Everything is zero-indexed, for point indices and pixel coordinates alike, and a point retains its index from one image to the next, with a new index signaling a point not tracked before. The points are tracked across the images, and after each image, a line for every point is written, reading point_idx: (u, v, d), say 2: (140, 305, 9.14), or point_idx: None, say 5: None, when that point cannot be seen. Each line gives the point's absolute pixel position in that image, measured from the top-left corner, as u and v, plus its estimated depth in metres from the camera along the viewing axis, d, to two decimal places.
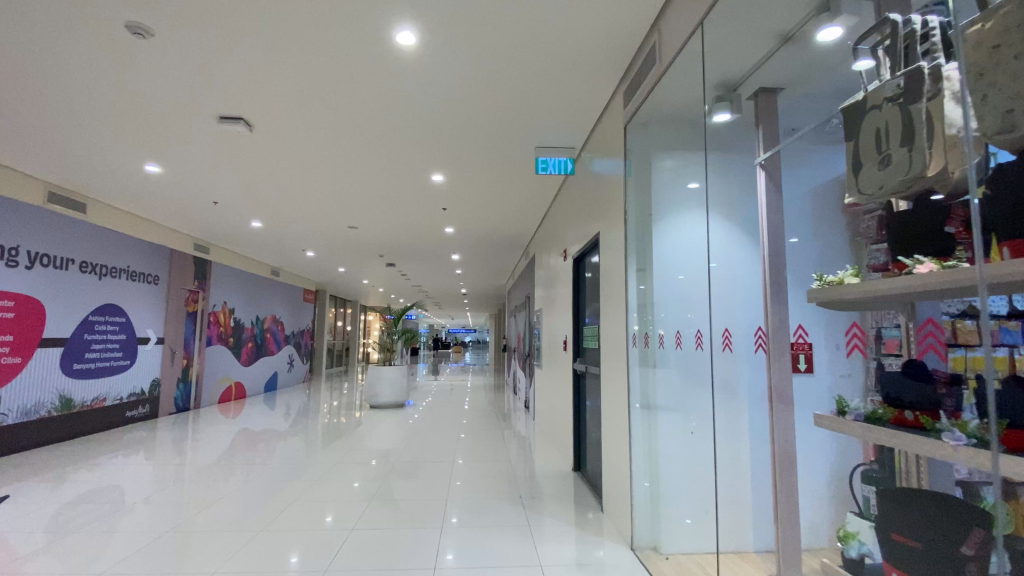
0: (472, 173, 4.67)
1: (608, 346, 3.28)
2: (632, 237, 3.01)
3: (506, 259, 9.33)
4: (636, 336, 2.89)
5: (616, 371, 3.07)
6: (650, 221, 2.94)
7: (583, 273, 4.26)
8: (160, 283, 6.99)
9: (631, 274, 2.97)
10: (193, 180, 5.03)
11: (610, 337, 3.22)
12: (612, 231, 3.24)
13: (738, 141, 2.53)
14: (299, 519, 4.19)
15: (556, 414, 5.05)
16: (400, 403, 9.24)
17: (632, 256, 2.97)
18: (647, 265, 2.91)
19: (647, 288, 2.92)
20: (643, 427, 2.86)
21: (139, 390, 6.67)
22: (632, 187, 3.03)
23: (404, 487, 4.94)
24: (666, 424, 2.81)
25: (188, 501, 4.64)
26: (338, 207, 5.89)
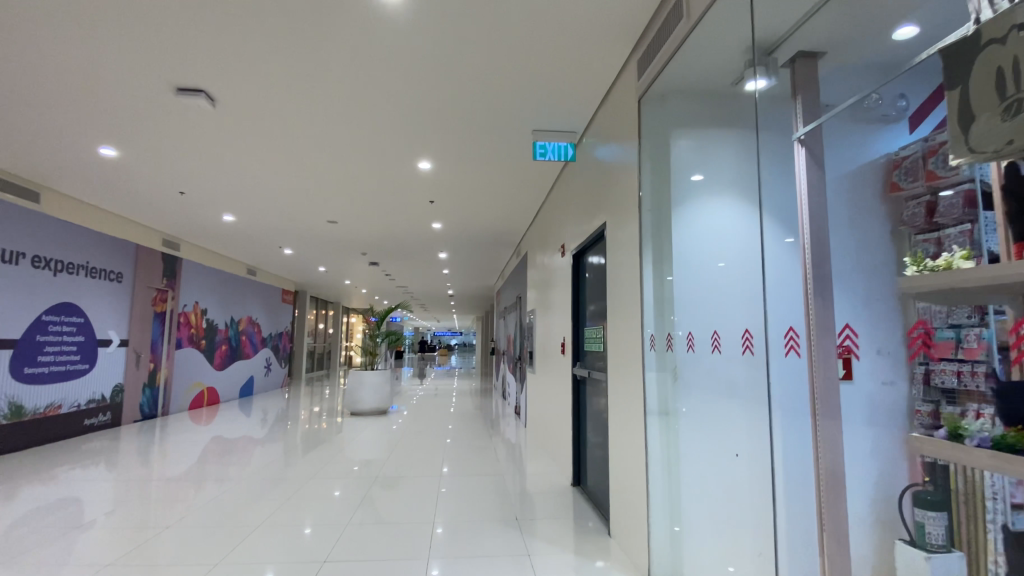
0: (462, 161, 4.32)
1: (614, 349, 2.91)
2: (647, 220, 2.47)
3: (494, 258, 8.98)
4: (651, 338, 2.40)
5: (623, 377, 2.71)
6: (665, 204, 2.52)
7: (581, 271, 3.95)
8: (124, 280, 6.49)
9: (646, 263, 2.42)
10: (156, 166, 4.60)
11: (617, 339, 2.84)
12: (619, 220, 2.89)
13: (773, 115, 2.24)
14: (277, 531, 3.83)
15: (551, 421, 4.70)
16: (384, 409, 8.81)
17: (647, 242, 2.43)
18: (664, 254, 2.46)
19: (663, 282, 2.47)
20: (660, 441, 2.40)
21: (99, 396, 6.14)
22: (647, 159, 2.51)
23: (388, 497, 4.57)
24: (687, 435, 2.45)
25: (154, 514, 4.23)
26: (317, 199, 5.50)
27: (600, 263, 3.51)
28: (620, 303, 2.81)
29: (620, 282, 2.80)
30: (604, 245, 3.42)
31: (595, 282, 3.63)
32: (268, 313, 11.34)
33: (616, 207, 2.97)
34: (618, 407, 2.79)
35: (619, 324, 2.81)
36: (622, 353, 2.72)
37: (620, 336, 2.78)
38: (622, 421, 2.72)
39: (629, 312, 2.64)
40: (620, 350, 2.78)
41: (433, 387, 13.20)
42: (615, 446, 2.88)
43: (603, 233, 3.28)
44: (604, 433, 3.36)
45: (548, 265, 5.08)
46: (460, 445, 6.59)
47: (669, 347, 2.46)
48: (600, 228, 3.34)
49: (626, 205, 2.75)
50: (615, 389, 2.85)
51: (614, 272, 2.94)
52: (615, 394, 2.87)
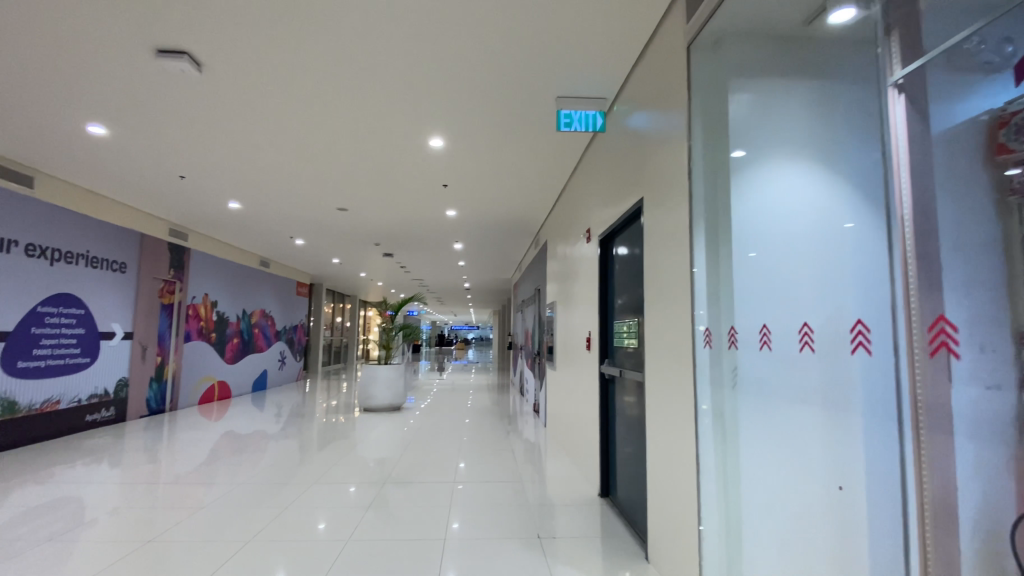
0: (478, 137, 3.93)
1: (653, 346, 2.49)
2: (696, 197, 2.05)
3: (512, 249, 8.61)
4: (705, 335, 2.00)
5: (665, 379, 2.30)
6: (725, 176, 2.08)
7: (610, 258, 3.55)
8: (128, 271, 6.25)
9: (698, 247, 2.01)
10: (152, 147, 4.31)
11: (659, 334, 2.41)
12: (661, 195, 2.48)
13: (850, 56, 1.86)
14: (289, 527, 3.58)
15: (574, 421, 4.33)
16: (398, 405, 8.50)
17: (699, 222, 2.02)
18: (720, 239, 2.05)
19: (719, 270, 2.05)
20: (717, 459, 2.00)
21: (101, 390, 5.91)
22: (697, 124, 2.10)
23: (402, 495, 4.27)
24: (751, 450, 2.04)
25: (160, 512, 4.00)
26: (326, 183, 5.16)
27: (635, 245, 3.05)
28: (663, 290, 2.37)
29: (664, 267, 2.37)
30: (641, 225, 2.96)
31: (626, 270, 3.23)
32: (282, 305, 11.10)
33: (658, 180, 2.53)
34: (660, 414, 2.37)
35: (661, 317, 2.38)
36: (667, 351, 2.29)
37: (663, 332, 2.36)
38: (666, 433, 2.29)
39: (676, 302, 2.19)
40: (663, 347, 2.35)
41: (450, 382, 12.92)
42: (655, 460, 2.46)
43: (642, 209, 2.81)
44: (641, 440, 2.93)
45: (571, 254, 4.68)
46: (476, 443, 6.27)
47: (731, 346, 2.05)
48: (637, 204, 2.88)
49: (671, 178, 2.32)
50: (656, 393, 2.44)
51: (654, 256, 2.52)
52: (655, 399, 2.45)
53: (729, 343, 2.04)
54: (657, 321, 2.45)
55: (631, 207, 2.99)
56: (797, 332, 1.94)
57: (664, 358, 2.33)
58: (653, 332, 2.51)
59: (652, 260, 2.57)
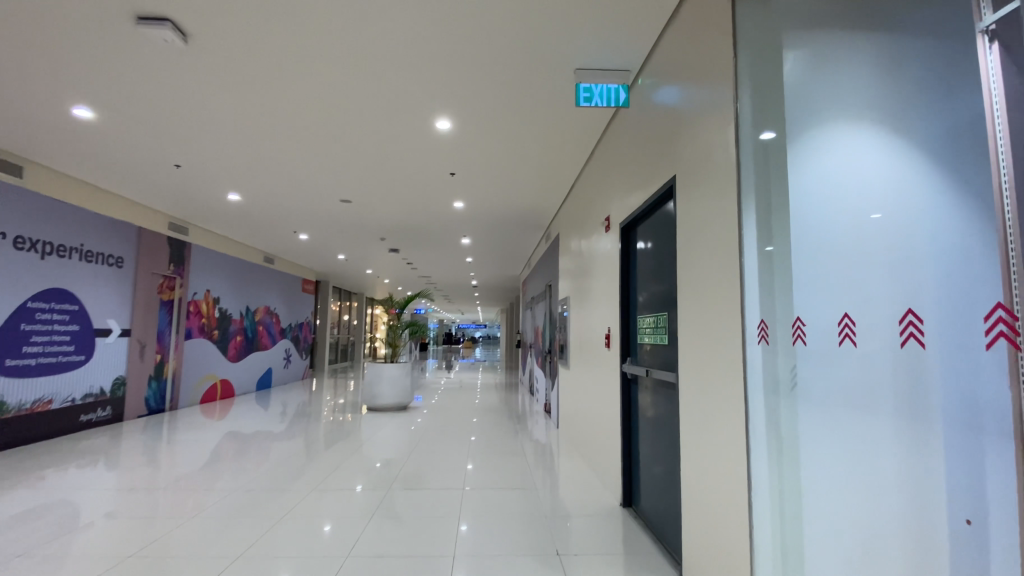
0: (488, 117, 3.67)
1: (688, 342, 2.21)
2: (748, 186, 1.73)
3: (522, 244, 8.34)
4: (760, 330, 1.69)
5: (705, 381, 2.02)
6: (780, 158, 1.74)
7: (630, 248, 3.25)
8: (125, 266, 6.04)
9: (751, 239, 1.71)
10: (144, 131, 4.09)
11: (696, 328, 2.13)
12: (697, 173, 2.20)
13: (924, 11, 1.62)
14: (293, 531, 3.38)
15: (591, 422, 4.08)
16: (405, 405, 8.25)
17: (750, 210, 1.72)
18: (774, 227, 1.72)
19: (774, 264, 1.71)
20: (771, 473, 1.66)
21: (97, 390, 5.69)
22: (745, 94, 1.78)
23: (410, 497, 4.05)
24: (814, 468, 1.66)
25: (158, 514, 3.80)
26: (328, 172, 4.92)
27: (664, 230, 2.75)
28: (702, 278, 2.09)
29: (703, 251, 2.09)
30: (671, 207, 2.65)
31: (649, 260, 2.96)
32: (287, 302, 10.91)
33: (694, 155, 2.25)
34: (698, 420, 2.08)
35: (699, 309, 2.10)
36: (708, 347, 2.00)
37: (701, 325, 2.08)
38: (706, 442, 2.00)
39: (721, 291, 1.91)
40: (701, 343, 2.07)
41: (458, 381, 12.72)
42: (690, 471, 2.18)
43: (674, 188, 2.50)
44: (669, 447, 2.63)
45: (587, 245, 4.41)
46: (486, 444, 6.03)
47: (797, 342, 1.69)
48: (669, 183, 2.58)
49: (711, 151, 2.03)
50: (692, 395, 2.15)
51: (690, 240, 2.24)
52: (690, 402, 2.16)
53: (795, 338, 1.68)
54: (692, 312, 2.18)
55: (660, 187, 2.69)
56: (899, 322, 1.59)
57: (704, 355, 2.04)
58: (687, 327, 2.23)
59: (685, 245, 2.30)
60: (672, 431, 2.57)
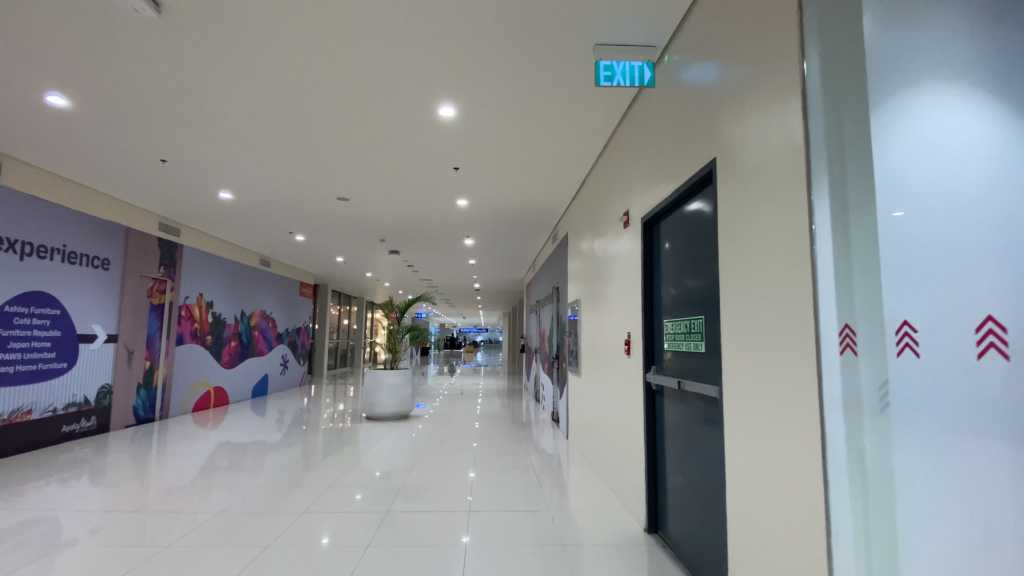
0: (498, 102, 3.38)
1: (740, 350, 1.89)
2: (819, 168, 1.51)
3: (527, 245, 8.07)
4: (843, 337, 1.42)
5: (766, 398, 1.71)
6: (857, 131, 1.45)
7: (656, 246, 2.93)
8: (111, 268, 5.75)
9: (824, 229, 1.49)
10: (126, 120, 3.80)
11: (752, 333, 1.82)
12: (748, 154, 1.90)
13: None
14: (292, 549, 3.11)
15: (607, 433, 3.78)
16: (405, 413, 7.93)
17: (823, 197, 1.49)
18: (852, 215, 1.43)
19: (853, 259, 1.42)
20: (856, 508, 1.36)
21: (80, 399, 5.39)
22: (816, 61, 1.54)
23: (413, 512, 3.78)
24: (910, 511, 1.29)
25: (148, 529, 3.54)
26: (325, 166, 4.64)
27: (697, 222, 2.44)
28: (759, 274, 1.78)
29: (761, 242, 1.78)
30: (708, 195, 2.34)
31: (679, 257, 2.65)
32: (285, 307, 10.62)
33: (744, 134, 1.95)
34: (757, 443, 1.77)
35: (755, 312, 1.79)
36: (772, 357, 1.68)
37: (758, 331, 1.77)
38: (770, 468, 1.68)
39: (791, 289, 1.60)
40: (760, 352, 1.76)
41: (460, 387, 12.38)
42: (744, 502, 1.86)
43: (715, 173, 2.19)
44: (706, 471, 2.31)
45: (601, 243, 4.12)
46: (490, 453, 5.74)
47: (905, 354, 1.34)
48: (706, 167, 2.26)
49: (773, 126, 1.73)
50: (747, 412, 1.84)
51: (740, 231, 1.93)
52: (745, 421, 1.85)
53: (901, 346, 1.35)
54: (745, 316, 1.86)
55: (695, 173, 2.38)
56: None
57: (764, 365, 1.73)
58: (738, 333, 1.92)
59: (732, 239, 2.00)
60: (711, 452, 2.24)
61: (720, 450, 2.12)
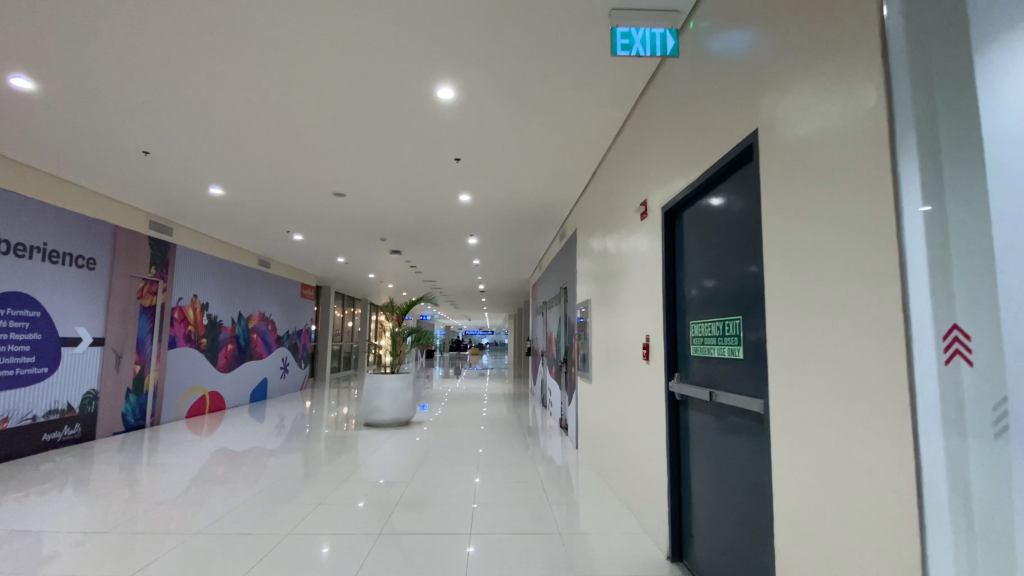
0: (502, 81, 3.08)
1: (798, 357, 1.56)
2: (905, 126, 1.20)
3: (533, 243, 7.76)
4: (947, 339, 1.06)
5: (834, 416, 1.39)
6: (948, 67, 1.10)
7: (682, 239, 2.60)
8: (97, 268, 5.50)
9: (914, 205, 1.16)
10: (102, 103, 3.55)
11: (814, 336, 1.49)
12: (802, 124, 1.59)
13: None
14: (282, 567, 2.84)
15: (623, 445, 3.47)
16: (407, 420, 7.62)
17: (912, 163, 1.18)
18: (947, 177, 1.09)
19: (951, 236, 1.07)
20: (960, 564, 1.02)
21: (63, 405, 5.12)
22: None
23: (414, 525, 3.49)
24: None
25: (135, 540, 3.30)
26: (318, 157, 4.36)
27: (732, 207, 2.11)
28: (825, 264, 1.45)
29: (826, 224, 1.45)
30: (744, 178, 2.02)
31: (708, 250, 2.32)
32: (285, 309, 10.36)
33: (800, 96, 1.62)
34: (823, 472, 1.44)
35: (816, 312, 1.48)
36: (846, 366, 1.35)
37: (823, 334, 1.45)
38: (843, 505, 1.36)
39: (872, 282, 1.27)
40: (828, 358, 1.42)
41: (465, 391, 12.08)
42: (802, 544, 1.52)
43: (757, 147, 1.86)
44: (744, 497, 1.97)
45: (615, 238, 3.80)
46: (495, 461, 5.43)
47: None
48: (744, 144, 1.94)
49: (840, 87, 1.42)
50: (806, 432, 1.52)
51: (796, 213, 1.60)
52: (803, 443, 1.53)
53: None
54: (805, 314, 1.53)
55: (729, 150, 2.05)
56: None
57: (833, 375, 1.40)
58: (794, 336, 1.59)
59: (780, 226, 1.68)
60: (751, 476, 1.90)
61: (766, 475, 1.78)
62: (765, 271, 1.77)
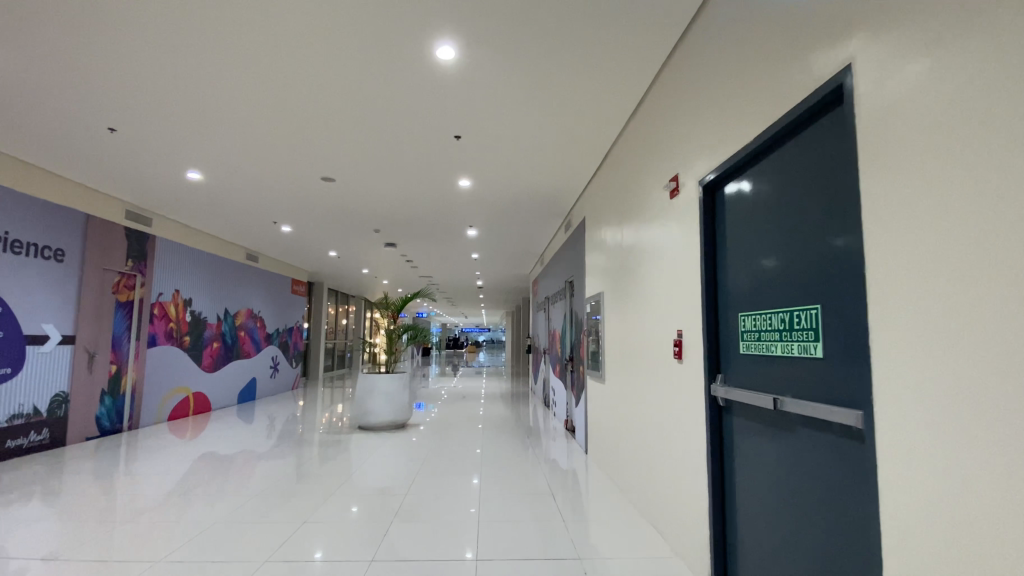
0: (510, 38, 2.69)
1: (924, 358, 1.17)
2: None
3: (535, 234, 7.36)
4: None
5: (982, 439, 1.02)
6: None
7: (730, 217, 2.22)
8: (67, 260, 5.09)
9: None
10: (56, 69, 3.15)
11: (955, 328, 1.09)
12: (923, 52, 1.21)
13: None
14: None
15: (646, 452, 3.12)
16: (403, 422, 7.21)
17: None
18: None
19: None
20: None
21: (29, 409, 4.71)
22: None
23: (413, 538, 3.12)
24: None
25: (97, 557, 2.92)
26: (305, 135, 3.97)
27: (806, 170, 1.70)
28: (976, 230, 1.05)
29: (975, 177, 1.07)
30: (822, 134, 1.62)
31: (768, 226, 1.94)
32: (274, 305, 9.93)
33: (913, 19, 1.25)
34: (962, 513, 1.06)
35: (954, 298, 1.10)
36: (1008, 373, 0.97)
37: (963, 328, 1.08)
38: (1004, 564, 0.96)
39: None
40: (981, 358, 1.03)
41: (463, 390, 11.71)
42: None
43: (847, 91, 1.47)
44: (821, 534, 1.56)
45: (634, 224, 3.42)
46: (498, 465, 5.07)
47: None
48: (828, 89, 1.54)
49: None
50: (929, 456, 1.15)
51: (925, 163, 1.20)
52: (923, 472, 1.16)
53: None
54: (935, 299, 1.15)
55: (805, 97, 1.64)
56: None
57: (985, 385, 1.02)
58: (920, 328, 1.19)
59: (885, 190, 1.31)
60: (835, 509, 1.50)
61: (864, 511, 1.37)
62: (867, 244, 1.37)
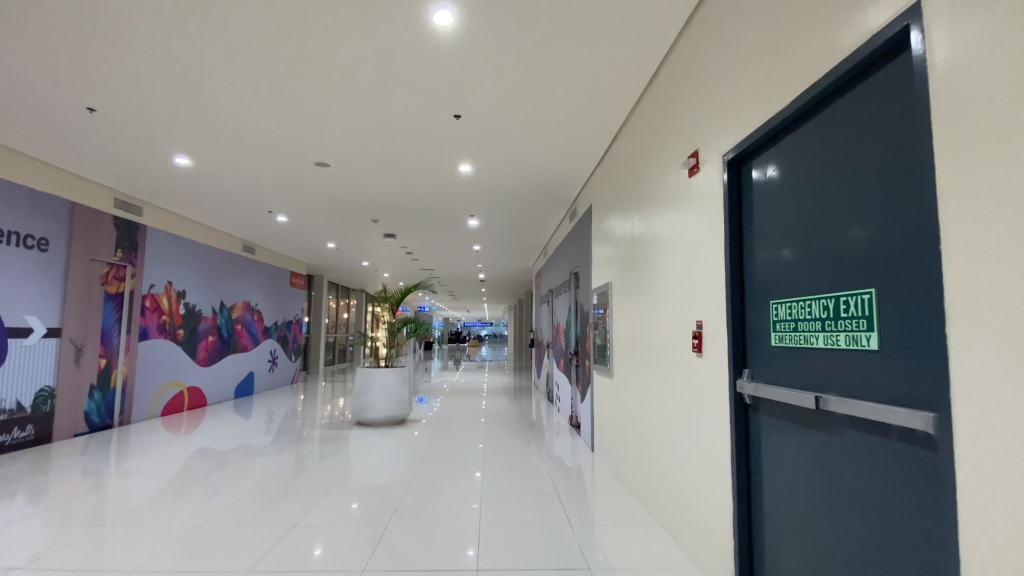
0: (511, 3, 2.47)
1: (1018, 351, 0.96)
2: None
3: (539, 224, 7.14)
4: None
5: None
6: None
7: (758, 195, 2.00)
8: (51, 249, 4.89)
9: None
10: (25, 42, 2.93)
11: None
12: None
13: None
14: None
15: (659, 451, 2.92)
16: (402, 417, 7.02)
17: None
18: None
19: None
20: None
21: (12, 405, 4.52)
22: None
23: (409, 538, 2.93)
24: None
25: (69, 560, 2.73)
26: (295, 116, 3.76)
27: (854, 136, 1.48)
28: None
29: None
30: (876, 91, 1.39)
31: (804, 202, 1.71)
32: (272, 298, 9.74)
33: None
34: None
35: None
36: None
37: None
38: None
39: None
40: None
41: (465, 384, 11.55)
42: None
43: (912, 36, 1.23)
44: (876, 556, 1.35)
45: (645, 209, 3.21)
46: (500, 461, 4.88)
47: None
48: (889, 35, 1.31)
49: None
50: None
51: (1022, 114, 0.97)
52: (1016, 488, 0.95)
53: None
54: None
55: (858, 48, 1.41)
56: None
57: None
58: (1010, 314, 0.97)
59: (963, 151, 1.09)
60: (894, 524, 1.28)
61: (936, 535, 1.16)
62: (940, 216, 1.14)
